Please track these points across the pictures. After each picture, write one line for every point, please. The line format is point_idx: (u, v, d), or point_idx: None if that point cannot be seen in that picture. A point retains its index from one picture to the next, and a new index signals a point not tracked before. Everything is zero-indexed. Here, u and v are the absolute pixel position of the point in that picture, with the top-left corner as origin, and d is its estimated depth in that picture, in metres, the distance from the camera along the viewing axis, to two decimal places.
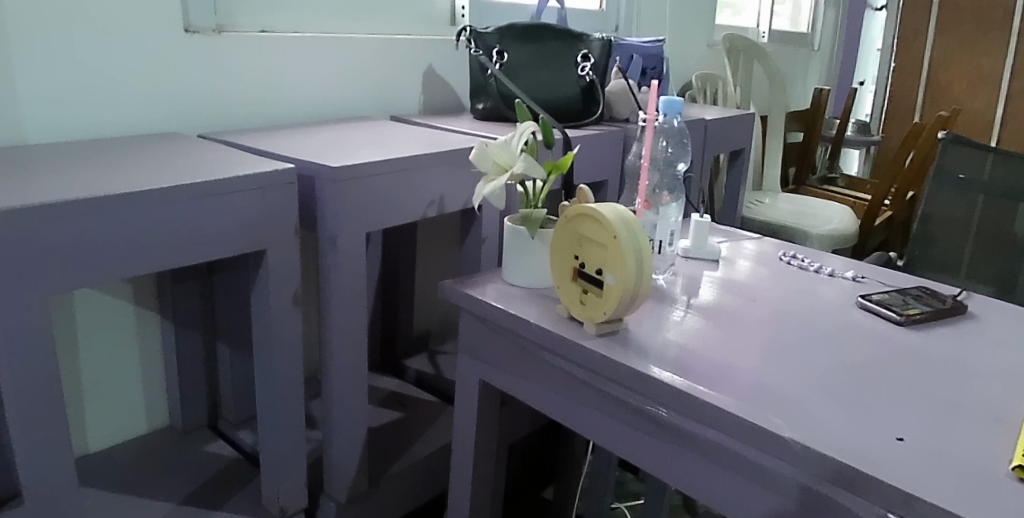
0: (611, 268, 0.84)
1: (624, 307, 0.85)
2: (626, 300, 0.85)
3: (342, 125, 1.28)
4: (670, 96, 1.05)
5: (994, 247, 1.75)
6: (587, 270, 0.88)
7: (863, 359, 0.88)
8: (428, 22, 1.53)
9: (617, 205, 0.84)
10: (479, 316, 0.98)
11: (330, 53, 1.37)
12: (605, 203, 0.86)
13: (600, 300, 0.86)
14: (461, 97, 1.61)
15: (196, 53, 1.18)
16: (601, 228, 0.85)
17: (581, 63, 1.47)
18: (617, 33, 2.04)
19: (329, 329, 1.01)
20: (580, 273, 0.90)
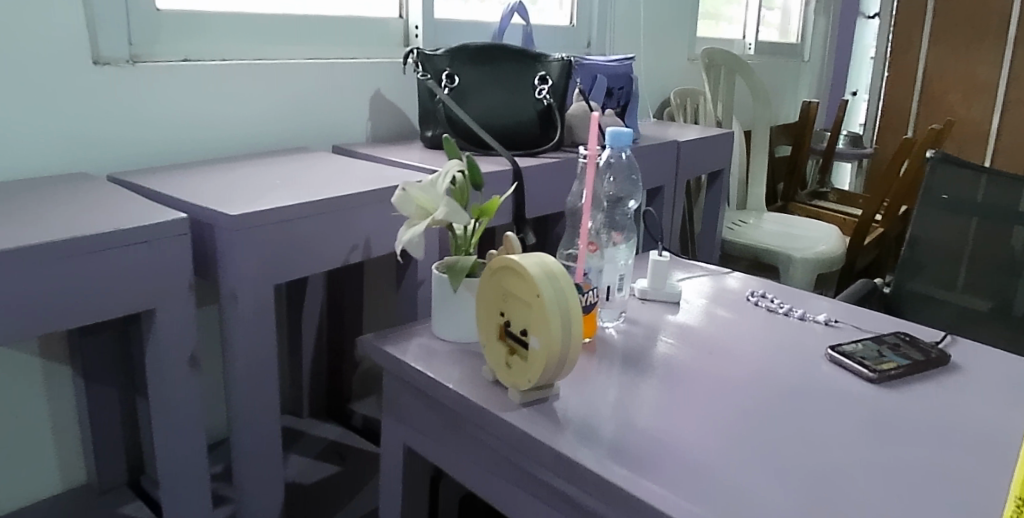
0: (534, 330, 0.75)
1: (553, 372, 0.76)
2: (554, 365, 0.75)
3: (271, 158, 1.18)
4: (618, 127, 0.95)
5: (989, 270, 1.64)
6: (512, 329, 0.79)
7: (825, 430, 0.78)
8: (375, 45, 1.44)
9: (539, 259, 0.75)
10: (400, 376, 0.89)
11: (266, 81, 1.25)
12: (528, 255, 0.77)
13: (526, 365, 0.77)
14: (414, 122, 1.52)
15: (107, 85, 1.08)
16: (522, 284, 0.76)
17: (539, 85, 1.35)
18: (589, 49, 1.94)
19: (235, 390, 0.93)
20: (506, 332, 0.80)
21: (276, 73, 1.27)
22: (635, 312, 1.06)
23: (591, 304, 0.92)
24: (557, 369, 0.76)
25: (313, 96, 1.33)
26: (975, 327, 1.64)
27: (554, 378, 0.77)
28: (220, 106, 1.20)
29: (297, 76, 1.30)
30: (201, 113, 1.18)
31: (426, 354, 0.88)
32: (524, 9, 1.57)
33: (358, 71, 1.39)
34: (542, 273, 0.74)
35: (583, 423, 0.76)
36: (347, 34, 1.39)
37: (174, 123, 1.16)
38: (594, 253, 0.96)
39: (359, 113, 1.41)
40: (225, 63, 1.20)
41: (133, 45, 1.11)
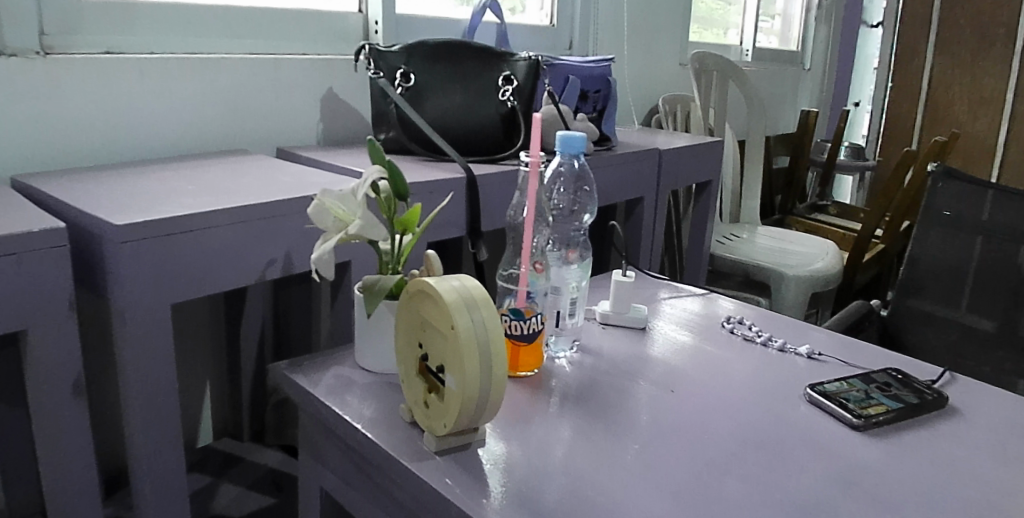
0: (450, 366, 0.64)
1: (473, 415, 0.65)
2: (474, 407, 0.64)
3: (198, 160, 1.07)
4: (569, 130, 0.84)
5: (999, 295, 1.48)
6: (429, 365, 0.68)
7: (797, 492, 0.66)
8: (329, 41, 1.34)
9: (454, 283, 0.64)
10: (312, 412, 0.78)
11: (202, 76, 1.15)
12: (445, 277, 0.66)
13: (442, 406, 0.66)
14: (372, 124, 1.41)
15: (14, 79, 0.97)
16: (436, 312, 0.65)
17: (502, 86, 1.23)
18: (571, 51, 1.83)
19: (129, 423, 0.81)
20: (424, 367, 0.70)
21: (213, 69, 1.15)
22: (593, 339, 0.94)
23: (535, 332, 0.81)
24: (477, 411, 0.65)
25: (255, 95, 1.22)
26: (973, 353, 1.51)
27: (476, 421, 0.66)
28: (146, 104, 1.09)
29: (238, 72, 1.19)
30: (124, 110, 1.07)
31: (342, 387, 0.77)
32: (496, 5, 1.46)
33: (307, 69, 1.28)
34: (460, 299, 0.63)
35: (505, 478, 0.65)
36: (296, 29, 1.28)
37: (92, 121, 1.05)
38: (541, 273, 0.83)
39: (308, 114, 1.30)
40: (152, 57, 1.09)
41: (45, 35, 1.00)
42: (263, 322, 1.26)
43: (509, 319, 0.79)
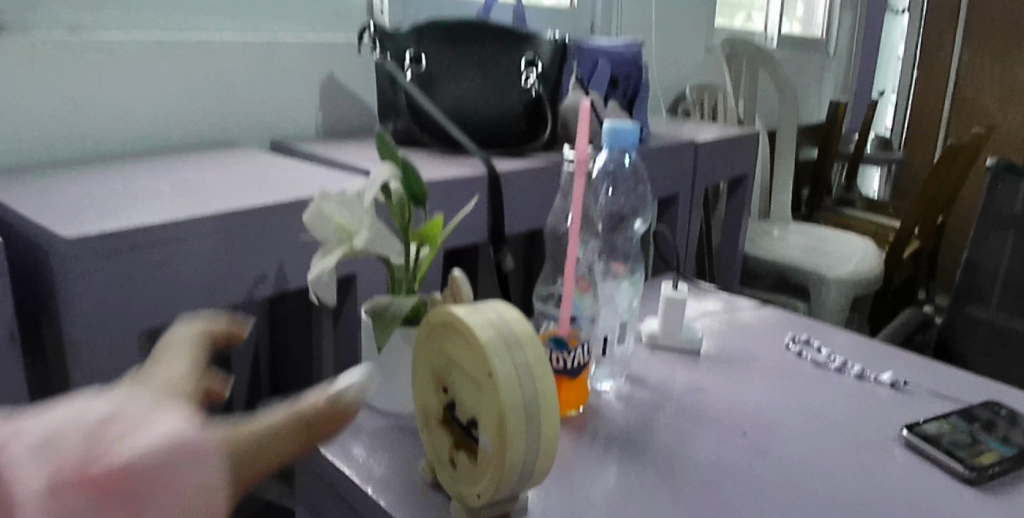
0: (485, 422, 0.50)
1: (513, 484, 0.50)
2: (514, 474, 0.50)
3: (177, 157, 0.92)
4: (615, 122, 0.71)
5: None
6: (455, 416, 0.54)
7: None
8: (328, 20, 1.18)
9: (491, 314, 0.51)
10: (311, 465, 0.64)
11: (183, 59, 1.00)
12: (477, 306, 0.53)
13: (474, 471, 0.52)
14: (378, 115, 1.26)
15: None
16: (466, 352, 0.51)
17: (526, 71, 1.09)
18: (593, 35, 1.68)
19: None
20: (448, 417, 0.56)
21: (195, 50, 1.01)
22: (640, 366, 0.81)
23: (582, 365, 0.67)
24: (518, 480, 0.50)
25: (245, 81, 1.07)
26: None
27: (518, 489, 0.52)
28: (119, 90, 0.95)
29: (225, 56, 1.04)
30: (93, 100, 0.93)
31: (347, 436, 0.63)
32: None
33: (304, 52, 1.13)
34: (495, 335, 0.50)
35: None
36: (290, 7, 1.14)
37: (54, 113, 0.90)
38: (584, 293, 0.71)
39: (305, 103, 1.15)
40: (125, 39, 0.94)
41: None
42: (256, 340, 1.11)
43: (550, 349, 0.66)
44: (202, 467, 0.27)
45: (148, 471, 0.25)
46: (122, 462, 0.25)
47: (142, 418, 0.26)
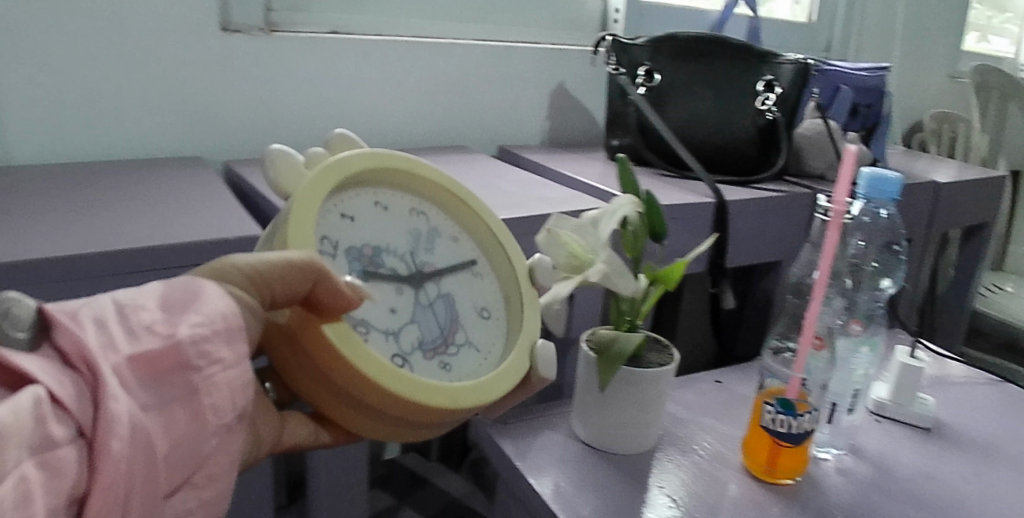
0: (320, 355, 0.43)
1: (454, 403, 0.47)
2: (425, 405, 0.46)
3: (413, 157, 0.93)
4: (877, 170, 0.70)
5: None
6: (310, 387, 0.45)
7: None
8: (571, 27, 1.16)
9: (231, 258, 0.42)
10: (510, 484, 0.67)
11: (419, 62, 0.99)
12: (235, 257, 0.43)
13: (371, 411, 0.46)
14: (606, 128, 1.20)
15: (237, 60, 0.87)
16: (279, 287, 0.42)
17: (764, 93, 0.98)
18: (829, 55, 1.52)
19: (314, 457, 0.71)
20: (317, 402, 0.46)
21: (443, 56, 1.00)
22: (861, 433, 0.76)
23: (806, 432, 0.65)
24: (445, 401, 0.47)
25: (485, 87, 1.05)
26: None
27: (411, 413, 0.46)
28: (373, 91, 0.96)
29: (469, 59, 1.03)
30: (347, 95, 0.95)
31: (551, 465, 0.66)
32: None
33: (541, 60, 1.09)
34: (317, 199, 0.47)
35: None
36: (531, 14, 1.11)
37: (310, 107, 0.93)
38: (818, 350, 0.71)
39: (537, 110, 1.11)
40: (380, 39, 0.95)
41: (270, 10, 0.89)
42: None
43: (776, 411, 0.64)
44: (236, 339, 0.39)
45: (197, 345, 0.37)
46: (178, 350, 0.36)
47: (181, 310, 0.38)
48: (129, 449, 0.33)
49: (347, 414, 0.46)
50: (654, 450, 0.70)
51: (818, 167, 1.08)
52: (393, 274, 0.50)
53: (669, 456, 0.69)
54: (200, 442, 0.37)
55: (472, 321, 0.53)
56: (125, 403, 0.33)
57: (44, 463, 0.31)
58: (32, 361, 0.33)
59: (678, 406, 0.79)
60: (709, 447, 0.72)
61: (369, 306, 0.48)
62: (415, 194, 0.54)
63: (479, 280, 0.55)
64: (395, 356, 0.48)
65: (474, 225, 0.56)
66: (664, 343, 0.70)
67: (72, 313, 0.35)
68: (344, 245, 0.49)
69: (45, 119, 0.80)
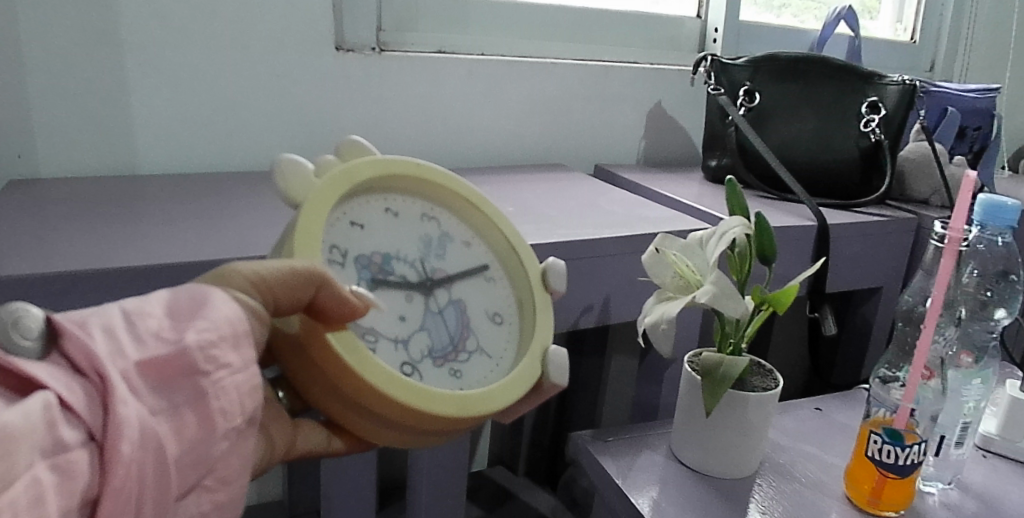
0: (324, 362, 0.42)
1: (464, 412, 0.45)
2: (431, 414, 0.44)
3: (514, 173, 0.96)
4: (992, 197, 0.69)
5: None
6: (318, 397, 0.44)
7: None
8: (669, 46, 1.16)
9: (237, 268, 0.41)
10: (609, 498, 0.68)
11: (521, 80, 1.02)
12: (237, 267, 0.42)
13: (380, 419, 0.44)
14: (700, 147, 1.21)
15: (351, 78, 0.92)
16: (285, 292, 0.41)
17: (869, 115, 0.96)
18: (932, 76, 1.48)
19: (418, 461, 0.74)
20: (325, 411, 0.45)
21: (544, 75, 1.03)
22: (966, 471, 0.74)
23: (915, 463, 0.63)
24: (454, 410, 0.45)
25: (582, 106, 1.07)
26: None
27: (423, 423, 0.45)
28: (476, 108, 1.00)
29: (567, 78, 1.05)
30: (451, 112, 0.98)
31: (651, 484, 0.67)
32: (852, 15, 1.21)
33: (638, 79, 1.11)
34: (323, 210, 0.44)
35: None
36: (630, 33, 1.12)
37: (416, 124, 0.97)
38: (928, 381, 0.69)
39: (632, 128, 1.13)
40: (484, 58, 0.98)
41: (382, 30, 0.94)
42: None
43: (883, 440, 0.63)
44: (244, 344, 0.38)
45: (204, 351, 0.36)
46: (187, 356, 0.36)
47: (188, 315, 0.37)
48: (140, 452, 0.33)
49: (357, 426, 0.45)
50: (755, 475, 0.70)
51: (922, 191, 1.04)
52: (403, 281, 0.48)
53: (771, 482, 0.69)
54: (210, 446, 0.36)
55: (484, 328, 0.50)
56: (134, 408, 0.33)
57: (55, 466, 0.31)
58: (41, 367, 0.33)
59: (777, 432, 0.78)
60: (811, 476, 0.71)
61: (376, 315, 0.46)
62: (425, 197, 0.51)
63: (492, 285, 0.52)
64: (404, 364, 0.45)
65: (487, 231, 0.53)
66: (768, 368, 0.70)
67: (80, 321, 0.35)
68: (350, 254, 0.46)
69: (176, 133, 0.86)
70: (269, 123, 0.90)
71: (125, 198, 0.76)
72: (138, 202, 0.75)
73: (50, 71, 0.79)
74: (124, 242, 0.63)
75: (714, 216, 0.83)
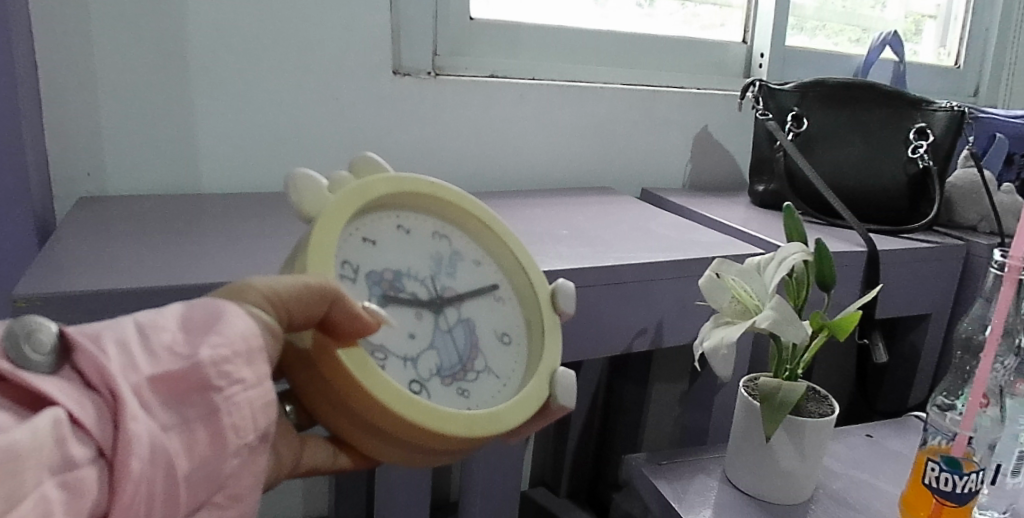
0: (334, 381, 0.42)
1: (470, 430, 0.45)
2: (438, 432, 0.44)
3: (564, 196, 0.97)
4: None
5: None
6: (325, 413, 0.44)
7: None
8: (715, 71, 1.18)
9: (250, 284, 0.41)
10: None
11: (571, 104, 1.04)
12: (250, 283, 0.41)
13: (385, 437, 0.44)
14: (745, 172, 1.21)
15: (405, 101, 0.94)
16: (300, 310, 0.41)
17: (916, 141, 0.97)
18: (977, 100, 1.48)
19: (475, 477, 0.75)
20: (331, 427, 0.45)
21: (593, 98, 1.05)
22: None
23: (974, 491, 0.62)
24: (461, 429, 0.45)
25: (628, 130, 1.09)
26: None
27: (429, 442, 0.45)
28: (528, 131, 1.02)
29: (615, 103, 1.07)
30: (502, 135, 1.00)
31: (704, 507, 0.68)
32: (897, 41, 1.22)
33: (684, 104, 1.12)
34: (336, 224, 0.45)
35: None
36: (676, 58, 1.14)
37: (468, 147, 0.99)
38: (985, 408, 0.68)
39: (677, 153, 1.14)
40: (535, 83, 1.01)
41: (437, 55, 0.97)
42: (590, 396, 1.08)
43: (941, 468, 0.63)
44: (257, 361, 0.38)
45: (218, 366, 0.36)
46: (199, 371, 0.36)
47: (202, 329, 0.37)
48: (149, 468, 0.33)
49: (365, 443, 0.45)
50: (809, 502, 0.69)
51: (970, 218, 1.04)
52: (413, 298, 0.48)
53: (825, 508, 0.69)
54: (220, 463, 0.36)
55: (492, 348, 0.50)
56: (146, 424, 0.33)
57: (65, 483, 0.31)
58: (53, 383, 0.33)
59: (830, 458, 0.78)
60: (866, 504, 0.70)
61: (386, 331, 0.46)
62: (437, 216, 0.52)
63: (502, 305, 0.52)
64: (412, 382, 0.45)
65: (498, 251, 0.53)
66: (824, 394, 0.70)
67: (93, 335, 0.35)
68: (363, 270, 0.47)
69: (235, 154, 0.88)
70: (325, 145, 0.92)
71: (189, 217, 0.79)
72: (201, 220, 0.78)
73: (118, 92, 0.82)
74: (197, 260, 0.66)
75: (765, 240, 0.84)
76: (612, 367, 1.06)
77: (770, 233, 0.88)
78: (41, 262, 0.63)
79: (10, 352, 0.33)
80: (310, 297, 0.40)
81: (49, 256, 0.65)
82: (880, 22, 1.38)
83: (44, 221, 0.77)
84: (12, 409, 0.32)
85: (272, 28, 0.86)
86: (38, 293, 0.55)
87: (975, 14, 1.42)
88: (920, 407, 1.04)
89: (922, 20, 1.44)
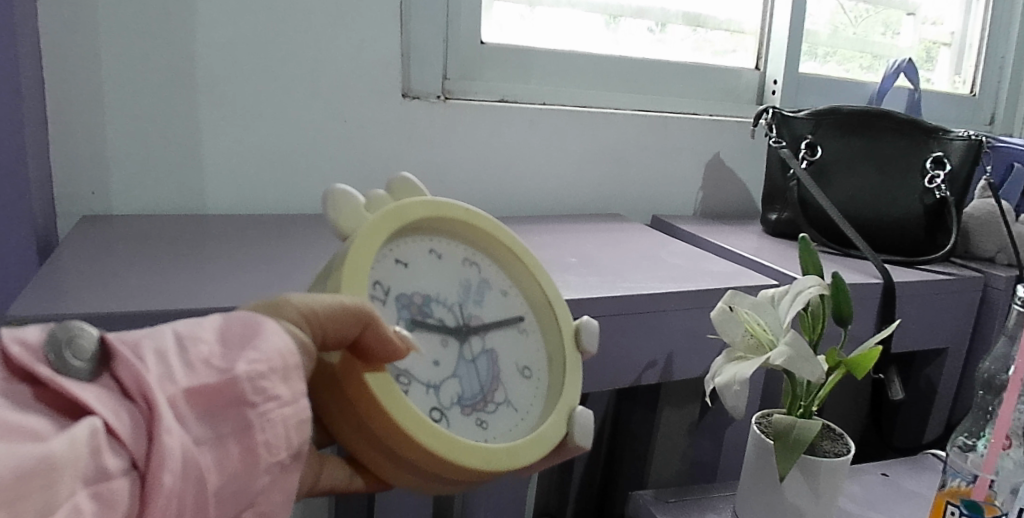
0: (360, 405, 0.40)
1: (488, 464, 0.43)
2: (457, 463, 0.42)
3: (573, 223, 0.96)
4: None
5: None
6: (345, 433, 0.43)
7: None
8: (727, 97, 1.17)
9: (290, 299, 0.39)
10: None
11: (583, 130, 1.03)
12: (289, 299, 0.39)
13: (401, 465, 0.43)
14: (757, 199, 1.20)
15: (415, 124, 0.94)
16: (336, 332, 0.39)
17: (933, 170, 0.95)
18: (993, 129, 1.46)
19: (478, 508, 0.73)
20: (347, 447, 0.43)
21: (605, 123, 1.04)
22: None
23: None
24: (479, 462, 0.43)
25: (638, 155, 1.08)
26: None
27: (446, 474, 0.43)
28: (538, 156, 1.01)
29: (626, 128, 1.06)
30: (510, 159, 0.99)
31: None
32: (912, 69, 1.20)
33: (695, 130, 1.11)
34: (374, 245, 0.44)
35: None
36: (689, 83, 1.13)
37: (476, 170, 0.98)
38: (1007, 450, 0.65)
39: (688, 179, 1.12)
40: (545, 107, 1.00)
41: (447, 79, 0.96)
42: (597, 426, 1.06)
43: (961, 512, 0.61)
44: (293, 377, 0.37)
45: (254, 382, 0.35)
46: (234, 386, 0.34)
47: (241, 345, 0.36)
48: (180, 484, 0.31)
49: (382, 467, 0.43)
50: None
51: (988, 250, 1.01)
52: (440, 324, 0.46)
53: None
54: (249, 480, 0.34)
55: (514, 381, 0.48)
56: (180, 437, 0.31)
57: (97, 495, 0.29)
58: (91, 391, 0.31)
59: (845, 498, 0.75)
60: None
61: (412, 357, 0.45)
62: (470, 243, 0.50)
63: (526, 338, 0.50)
64: (433, 409, 0.44)
65: (527, 283, 0.51)
66: (839, 432, 0.68)
67: (133, 343, 0.33)
68: (393, 293, 0.45)
69: (240, 174, 0.88)
70: (333, 168, 0.91)
71: (193, 237, 0.78)
72: (205, 241, 0.77)
73: (129, 110, 0.82)
74: (197, 282, 0.65)
75: (778, 270, 0.82)
76: (620, 399, 1.04)
77: (783, 263, 0.86)
78: (40, 280, 0.62)
79: (50, 356, 0.31)
80: (346, 319, 0.39)
81: (49, 276, 0.63)
82: (893, 49, 1.37)
83: (46, 235, 0.76)
84: (44, 413, 0.30)
85: (281, 48, 0.86)
86: (35, 314, 0.54)
87: (991, 42, 1.41)
88: (936, 445, 1.01)
89: (936, 47, 1.43)
